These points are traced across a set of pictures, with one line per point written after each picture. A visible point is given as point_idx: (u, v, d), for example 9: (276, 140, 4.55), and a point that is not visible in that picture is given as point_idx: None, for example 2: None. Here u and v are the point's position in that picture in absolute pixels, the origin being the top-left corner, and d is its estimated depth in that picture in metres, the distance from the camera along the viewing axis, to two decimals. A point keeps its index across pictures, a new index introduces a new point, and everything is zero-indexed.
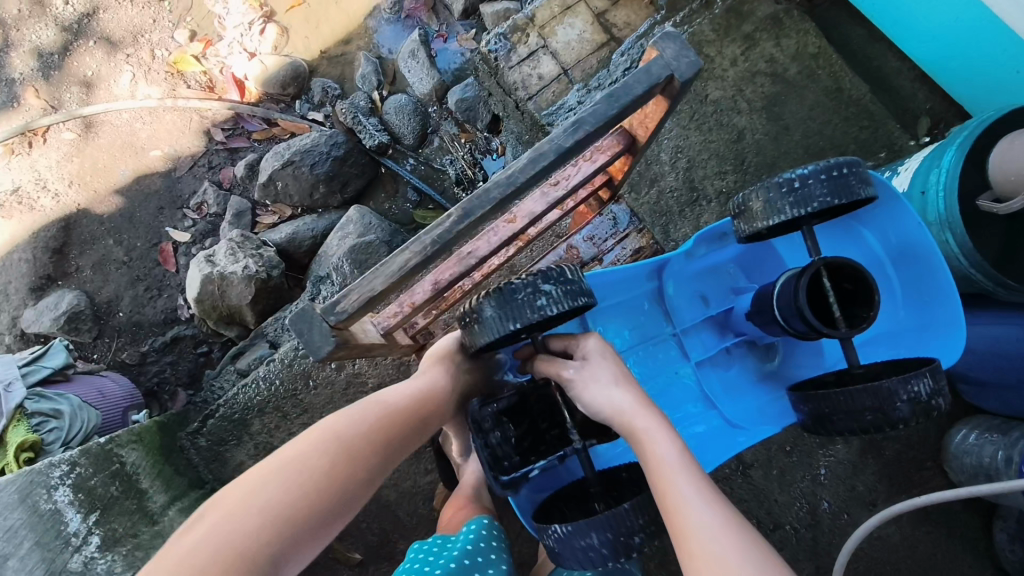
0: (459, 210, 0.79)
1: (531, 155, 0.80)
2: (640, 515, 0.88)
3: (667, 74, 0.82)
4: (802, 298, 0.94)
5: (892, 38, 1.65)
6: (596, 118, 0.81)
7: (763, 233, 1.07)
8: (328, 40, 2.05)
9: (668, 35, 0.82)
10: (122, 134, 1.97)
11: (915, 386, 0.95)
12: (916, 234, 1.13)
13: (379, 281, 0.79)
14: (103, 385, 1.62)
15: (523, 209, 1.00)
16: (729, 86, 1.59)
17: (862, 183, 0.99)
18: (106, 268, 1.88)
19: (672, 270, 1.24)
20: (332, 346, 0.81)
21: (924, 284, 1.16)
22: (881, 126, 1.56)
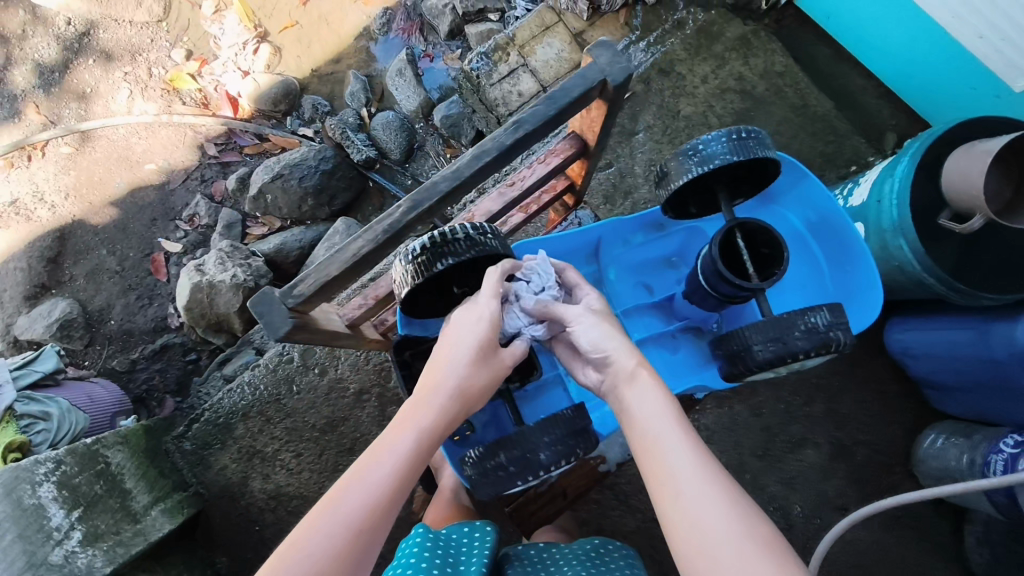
0: (410, 201, 0.83)
1: (474, 152, 0.84)
2: (546, 434, 0.88)
3: (601, 78, 0.85)
4: (717, 254, 0.93)
5: (858, 57, 1.69)
6: (537, 119, 0.85)
7: (684, 201, 1.08)
8: (318, 59, 2.13)
9: (601, 43, 0.86)
10: (118, 148, 2.04)
11: (813, 318, 0.92)
12: (827, 206, 1.17)
13: (333, 267, 0.82)
14: (92, 391, 1.66)
15: (481, 208, 1.07)
16: (700, 102, 1.66)
17: (763, 147, 0.99)
18: (99, 278, 1.93)
19: (608, 253, 1.20)
20: (290, 326, 0.81)
21: (842, 254, 1.18)
22: (846, 140, 1.62)
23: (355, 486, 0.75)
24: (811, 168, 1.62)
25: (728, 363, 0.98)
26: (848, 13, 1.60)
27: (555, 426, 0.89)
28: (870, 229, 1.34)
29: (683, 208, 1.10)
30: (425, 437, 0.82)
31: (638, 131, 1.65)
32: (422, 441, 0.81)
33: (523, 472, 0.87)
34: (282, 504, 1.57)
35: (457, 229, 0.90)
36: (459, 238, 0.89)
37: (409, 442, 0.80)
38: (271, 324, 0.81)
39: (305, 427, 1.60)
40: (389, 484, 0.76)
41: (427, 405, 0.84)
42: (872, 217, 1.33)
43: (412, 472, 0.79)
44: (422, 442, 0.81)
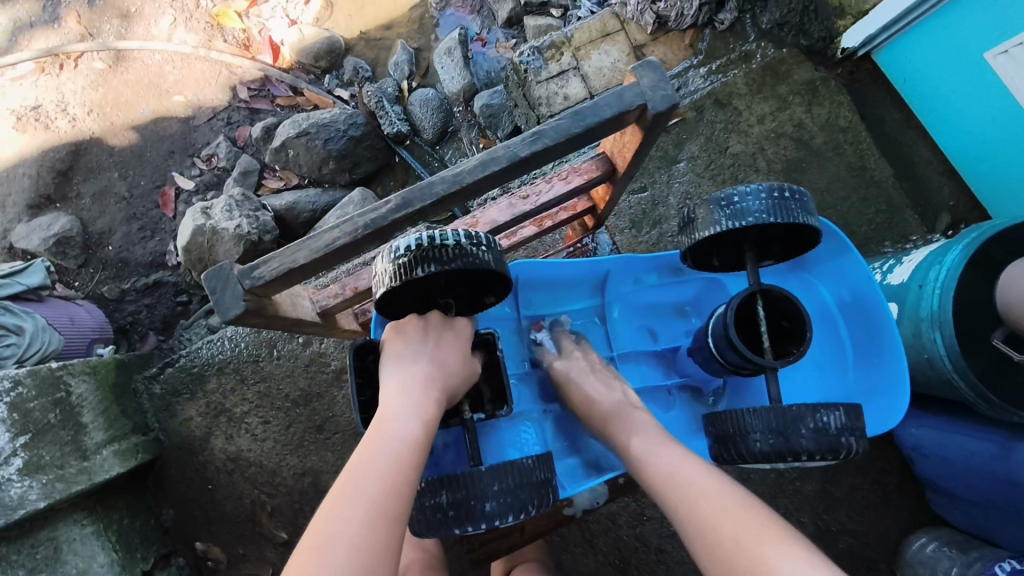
0: (399, 199, 0.74)
1: (483, 159, 0.75)
2: (497, 481, 0.81)
3: (640, 102, 0.76)
4: (730, 320, 0.89)
5: (928, 127, 1.58)
6: (558, 134, 0.76)
7: (707, 250, 0.99)
8: (369, 22, 2.06)
9: (647, 64, 0.77)
10: (150, 73, 1.99)
11: (824, 417, 0.86)
12: (865, 286, 1.08)
13: (301, 254, 0.74)
14: (75, 313, 1.61)
15: (487, 217, 0.98)
16: (751, 142, 1.57)
17: (805, 212, 0.91)
18: (105, 200, 1.89)
19: (616, 290, 1.13)
20: (241, 310, 0.75)
21: (871, 342, 1.09)
22: (898, 212, 1.52)
23: (372, 473, 0.75)
24: (855, 235, 1.52)
25: (719, 445, 0.92)
26: (928, 79, 1.49)
27: (509, 476, 0.82)
28: (905, 313, 1.24)
29: (705, 259, 1.02)
30: (427, 423, 0.83)
31: (680, 160, 1.57)
32: (425, 426, 0.82)
33: (462, 519, 0.80)
34: (240, 468, 1.52)
35: (449, 235, 0.81)
36: (447, 245, 0.79)
37: (413, 428, 0.81)
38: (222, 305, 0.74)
39: (277, 396, 1.54)
40: (399, 467, 0.77)
41: (423, 395, 0.85)
42: (910, 301, 1.23)
43: (418, 454, 0.80)
44: (425, 428, 0.82)
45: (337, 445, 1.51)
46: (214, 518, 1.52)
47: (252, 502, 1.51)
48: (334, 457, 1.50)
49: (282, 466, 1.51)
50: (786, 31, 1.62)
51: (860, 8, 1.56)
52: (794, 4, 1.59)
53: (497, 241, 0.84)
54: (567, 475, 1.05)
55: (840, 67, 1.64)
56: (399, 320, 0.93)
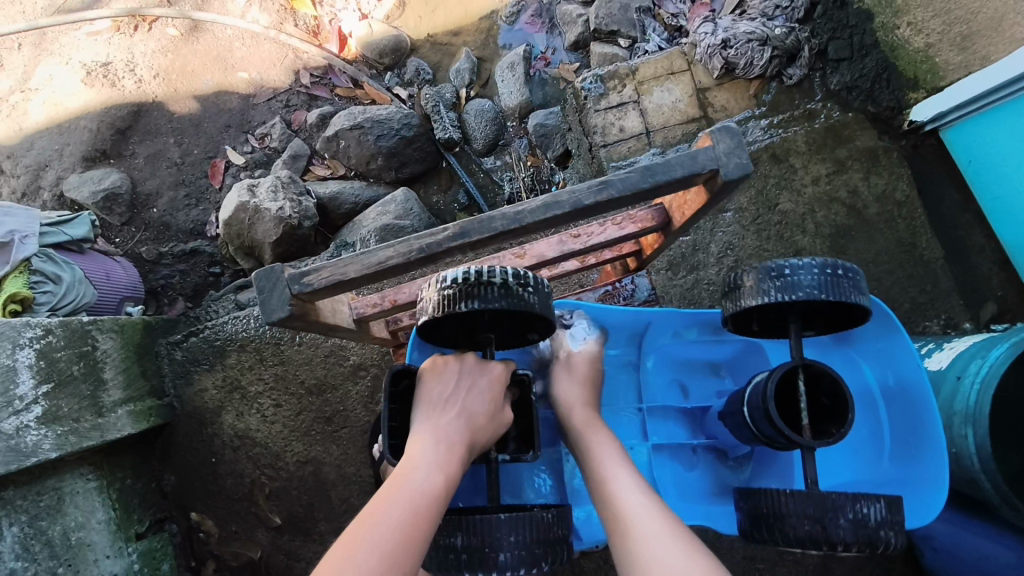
0: (457, 227, 0.74)
1: (546, 200, 0.74)
2: (513, 532, 0.81)
3: (713, 167, 0.76)
4: (771, 392, 0.87)
5: (986, 213, 1.53)
6: (626, 186, 0.75)
7: (749, 316, 0.98)
8: (437, 27, 2.08)
9: (726, 129, 0.76)
10: (219, 47, 2.03)
11: (864, 508, 0.85)
12: (911, 370, 1.07)
13: (352, 268, 0.74)
14: (112, 269, 1.65)
15: (535, 249, 1.00)
16: (802, 203, 1.55)
17: (858, 291, 0.89)
18: (157, 163, 1.93)
19: (653, 341, 1.15)
20: (286, 314, 0.75)
21: (912, 434, 1.07)
22: (942, 295, 1.48)
23: (385, 521, 0.76)
24: (895, 311, 1.49)
25: (752, 524, 0.92)
26: (994, 164, 1.45)
27: (526, 529, 0.82)
28: (940, 401, 1.20)
29: (746, 323, 1.01)
30: (450, 477, 0.83)
31: (727, 210, 1.56)
32: (446, 480, 0.82)
33: (475, 565, 0.81)
34: (245, 446, 1.53)
35: (497, 272, 0.82)
36: (493, 283, 0.80)
37: (435, 481, 0.81)
38: (267, 308, 0.74)
39: (293, 381, 1.54)
40: (415, 521, 0.77)
41: (448, 448, 0.85)
42: (946, 392, 1.19)
43: (436, 508, 0.80)
44: (446, 482, 0.82)
45: (342, 439, 1.51)
46: (213, 491, 1.54)
47: (251, 482, 1.52)
48: (338, 451, 1.51)
49: (286, 452, 1.52)
50: (855, 95, 1.63)
51: (935, 84, 1.52)
52: (866, 70, 1.60)
53: (544, 282, 0.85)
54: (583, 524, 1.06)
55: (905, 139, 1.60)
56: (436, 359, 0.95)
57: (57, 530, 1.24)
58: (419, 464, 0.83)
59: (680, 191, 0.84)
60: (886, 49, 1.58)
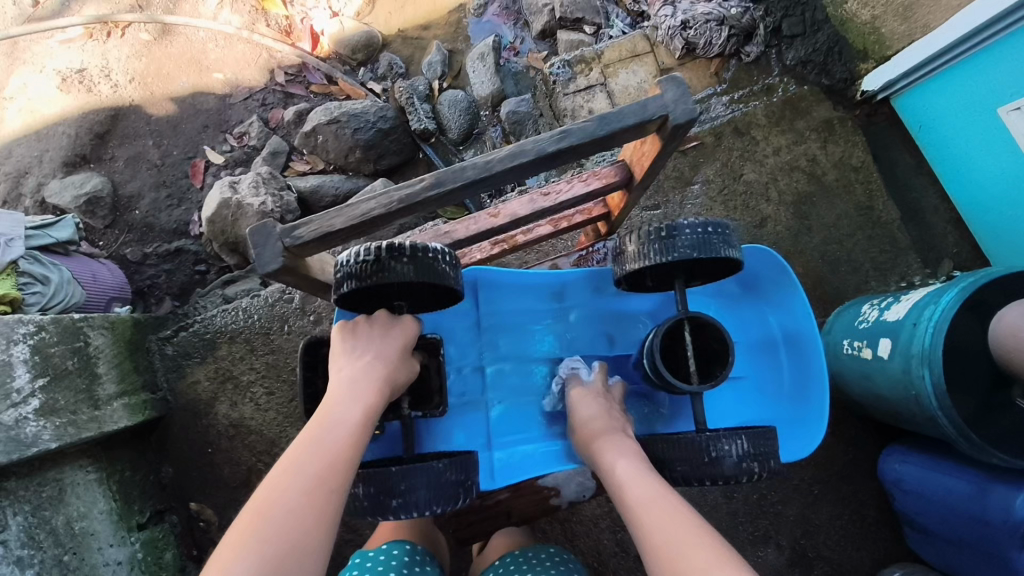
0: (433, 177, 0.80)
1: (512, 149, 0.79)
2: (402, 481, 0.91)
3: (662, 113, 0.81)
4: (655, 346, 0.98)
5: (938, 173, 1.62)
6: (584, 135, 0.81)
7: (643, 277, 1.05)
8: (408, 22, 2.12)
9: (672, 78, 0.81)
10: (193, 49, 2.06)
11: (725, 446, 0.96)
12: (800, 324, 1.22)
13: (339, 220, 0.79)
14: (97, 270, 1.68)
15: (508, 208, 1.04)
16: (765, 172, 1.63)
17: (728, 246, 0.96)
18: (137, 166, 1.95)
19: (573, 294, 1.24)
20: (280, 266, 0.80)
21: (802, 377, 1.21)
22: (899, 254, 1.58)
23: (313, 453, 0.83)
24: (857, 272, 1.58)
25: None
26: (940, 131, 1.55)
27: (417, 478, 0.92)
28: (897, 348, 1.28)
29: (643, 283, 1.08)
30: (368, 409, 0.90)
31: (695, 182, 1.63)
32: (366, 411, 0.90)
33: (376, 510, 0.91)
34: (240, 435, 1.57)
35: (371, 250, 0.83)
36: (396, 255, 0.83)
37: (355, 413, 0.89)
38: (262, 258, 0.78)
39: (284, 368, 1.59)
40: (344, 447, 0.85)
41: (366, 385, 0.92)
42: (903, 338, 1.26)
43: (359, 437, 0.88)
44: (366, 413, 0.90)
45: None
46: (211, 481, 1.57)
47: (248, 469, 1.56)
48: None
49: (281, 438, 1.57)
50: (811, 68, 1.70)
51: (882, 54, 1.63)
52: (819, 45, 1.70)
53: (447, 252, 0.89)
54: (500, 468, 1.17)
55: (859, 108, 1.69)
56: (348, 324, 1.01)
57: (59, 519, 1.27)
58: (341, 402, 0.90)
59: (636, 141, 0.89)
60: (835, 24, 1.70)
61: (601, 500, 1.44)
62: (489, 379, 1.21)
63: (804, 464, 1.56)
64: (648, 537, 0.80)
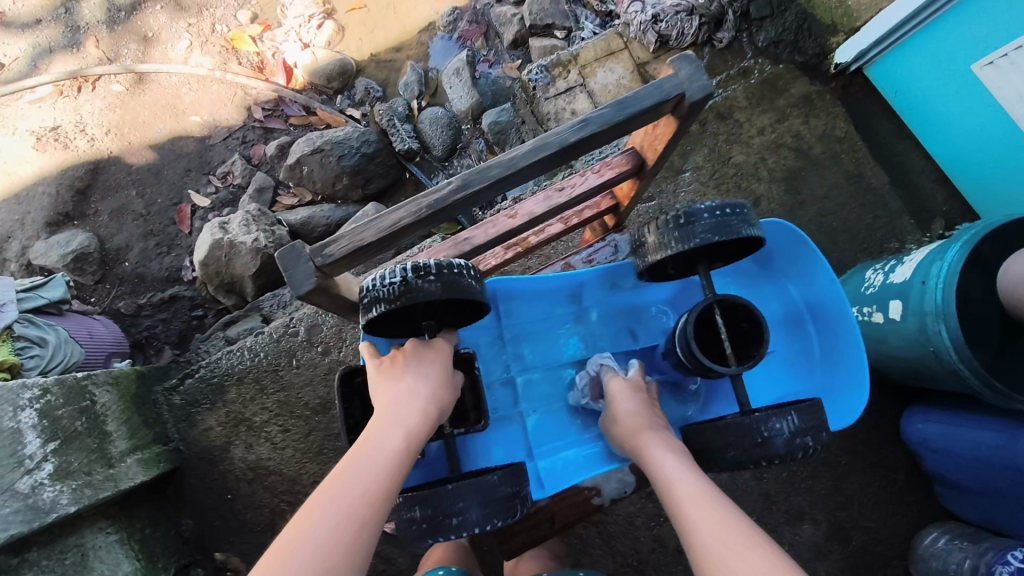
0: (459, 181, 0.79)
1: (535, 144, 0.79)
2: (459, 499, 0.89)
3: (679, 93, 0.81)
4: (690, 332, 0.97)
5: (918, 135, 1.65)
6: (603, 122, 0.81)
7: (663, 266, 1.04)
8: (379, 45, 2.12)
9: (684, 57, 0.82)
10: (167, 95, 2.05)
11: (776, 425, 0.94)
12: (828, 292, 1.20)
13: (368, 234, 0.78)
14: (93, 327, 1.64)
15: (525, 208, 1.02)
16: (753, 152, 1.65)
17: (748, 225, 0.96)
18: (123, 217, 1.92)
19: (591, 294, 1.21)
20: (312, 287, 0.78)
21: (832, 346, 1.20)
22: (894, 217, 1.60)
23: (354, 478, 0.80)
24: (855, 240, 1.60)
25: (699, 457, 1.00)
26: (917, 94, 1.58)
27: (474, 493, 0.90)
28: (909, 309, 1.29)
29: (662, 272, 1.07)
30: (409, 436, 0.88)
31: (686, 170, 1.64)
32: (406, 438, 0.88)
33: (436, 531, 0.88)
34: (260, 477, 1.53)
35: (396, 272, 0.82)
36: (426, 274, 0.81)
37: (396, 440, 0.87)
38: (296, 280, 0.77)
39: (297, 403, 1.56)
40: (386, 473, 0.83)
41: (406, 409, 0.90)
42: (914, 298, 1.27)
43: (399, 463, 0.85)
44: (406, 439, 0.88)
45: None
46: (235, 528, 1.53)
47: (272, 511, 1.52)
48: None
49: (302, 475, 1.53)
50: (783, 47, 1.72)
51: (852, 25, 1.66)
52: (788, 24, 1.72)
53: (472, 266, 0.88)
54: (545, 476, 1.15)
55: (835, 81, 1.72)
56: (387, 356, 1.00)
57: None
58: (379, 429, 0.88)
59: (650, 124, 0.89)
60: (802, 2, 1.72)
61: (635, 497, 1.42)
62: (519, 390, 1.20)
63: (829, 436, 1.56)
64: (695, 536, 0.78)
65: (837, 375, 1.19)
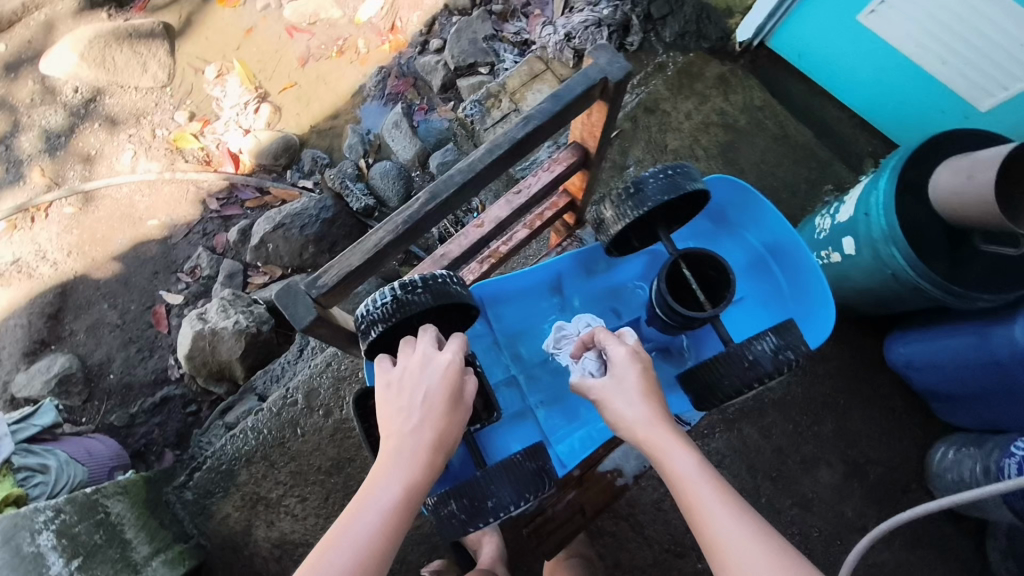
0: (427, 193, 0.87)
1: (488, 148, 0.89)
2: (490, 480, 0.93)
3: (602, 77, 0.90)
4: (664, 290, 1.02)
5: (829, 90, 1.80)
6: (543, 116, 0.90)
7: (625, 238, 1.11)
8: (317, 116, 2.20)
9: (600, 47, 0.92)
10: (121, 206, 2.09)
11: (759, 345, 1.00)
12: (779, 229, 1.26)
13: (355, 257, 0.85)
14: (91, 445, 1.62)
15: (490, 215, 1.08)
16: (685, 137, 1.76)
17: (693, 181, 1.04)
18: (99, 332, 1.93)
19: (569, 284, 1.27)
20: (314, 317, 0.83)
21: (797, 276, 1.26)
22: (827, 166, 1.72)
23: (348, 548, 0.79)
24: (797, 194, 1.71)
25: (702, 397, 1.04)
26: (819, 55, 1.73)
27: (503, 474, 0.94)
28: (862, 240, 1.37)
29: (626, 244, 1.14)
30: (410, 485, 0.85)
31: (629, 165, 1.73)
32: (406, 491, 0.84)
33: (475, 517, 0.92)
34: (287, 552, 1.52)
35: (386, 293, 0.92)
36: (415, 289, 0.91)
37: (395, 495, 0.84)
38: (297, 315, 0.82)
39: (309, 470, 1.56)
40: (382, 536, 0.81)
41: (407, 459, 0.86)
42: (862, 229, 1.36)
43: (398, 519, 0.83)
44: (406, 492, 0.84)
45: None
46: None
47: None
48: None
49: None
50: (689, 38, 1.87)
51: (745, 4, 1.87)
52: (688, 17, 1.87)
53: (454, 275, 0.96)
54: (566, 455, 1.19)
55: (743, 57, 1.85)
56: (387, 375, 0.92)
57: None
58: (377, 483, 0.85)
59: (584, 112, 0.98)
60: None
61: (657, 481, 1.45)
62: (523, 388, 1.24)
63: (821, 381, 1.63)
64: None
65: (808, 301, 1.25)
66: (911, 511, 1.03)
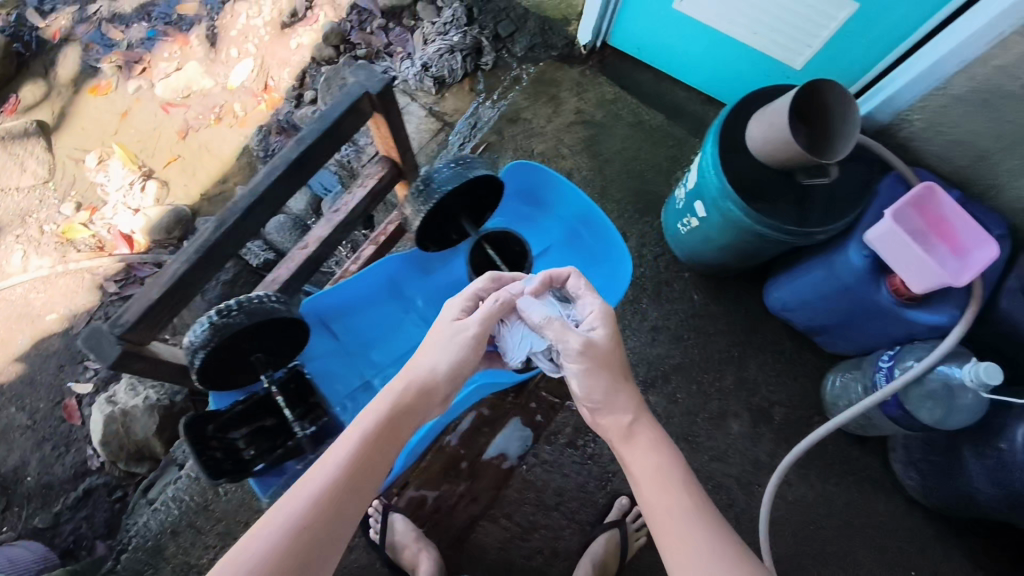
0: (216, 221, 1.10)
1: (269, 169, 1.13)
2: None
3: (362, 92, 1.16)
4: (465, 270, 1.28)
5: (673, 74, 1.94)
6: (315, 136, 1.14)
7: (433, 227, 1.31)
8: (205, 183, 2.24)
9: (359, 72, 1.17)
10: (17, 307, 2.06)
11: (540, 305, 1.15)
12: (579, 202, 1.37)
13: (154, 291, 1.03)
14: (11, 552, 1.59)
15: (315, 235, 1.35)
16: (549, 139, 1.86)
17: (479, 168, 1.24)
18: (11, 436, 1.90)
19: (403, 284, 1.36)
20: (121, 351, 1.02)
21: (601, 241, 1.37)
22: (681, 144, 1.87)
23: (336, 456, 0.89)
24: (660, 172, 1.84)
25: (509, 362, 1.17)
26: (654, 45, 1.87)
27: None
28: (707, 203, 1.46)
29: (442, 232, 1.34)
30: (400, 414, 0.97)
31: None
32: (395, 417, 0.96)
33: None
34: None
35: (204, 323, 1.06)
36: (226, 314, 1.06)
37: (382, 417, 0.95)
38: (102, 351, 1.01)
39: (239, 528, 1.56)
40: (369, 453, 0.91)
41: (400, 396, 0.98)
42: (705, 192, 1.45)
43: (382, 442, 0.93)
44: (394, 420, 0.95)
45: None
46: None
47: None
48: None
49: None
50: (539, 50, 1.98)
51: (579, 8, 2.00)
52: (532, 31, 1.99)
53: (271, 295, 1.11)
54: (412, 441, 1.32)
55: (591, 57, 1.98)
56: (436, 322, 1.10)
57: None
58: (373, 414, 0.96)
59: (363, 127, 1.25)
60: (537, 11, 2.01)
61: None
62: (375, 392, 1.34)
63: (715, 339, 1.71)
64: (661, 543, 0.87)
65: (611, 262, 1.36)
66: (826, 429, 1.42)
